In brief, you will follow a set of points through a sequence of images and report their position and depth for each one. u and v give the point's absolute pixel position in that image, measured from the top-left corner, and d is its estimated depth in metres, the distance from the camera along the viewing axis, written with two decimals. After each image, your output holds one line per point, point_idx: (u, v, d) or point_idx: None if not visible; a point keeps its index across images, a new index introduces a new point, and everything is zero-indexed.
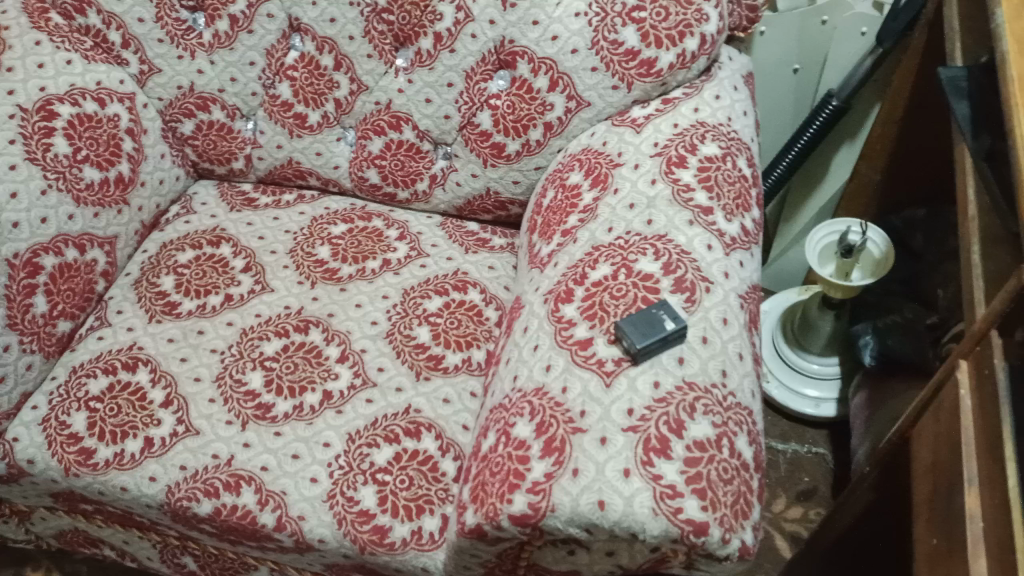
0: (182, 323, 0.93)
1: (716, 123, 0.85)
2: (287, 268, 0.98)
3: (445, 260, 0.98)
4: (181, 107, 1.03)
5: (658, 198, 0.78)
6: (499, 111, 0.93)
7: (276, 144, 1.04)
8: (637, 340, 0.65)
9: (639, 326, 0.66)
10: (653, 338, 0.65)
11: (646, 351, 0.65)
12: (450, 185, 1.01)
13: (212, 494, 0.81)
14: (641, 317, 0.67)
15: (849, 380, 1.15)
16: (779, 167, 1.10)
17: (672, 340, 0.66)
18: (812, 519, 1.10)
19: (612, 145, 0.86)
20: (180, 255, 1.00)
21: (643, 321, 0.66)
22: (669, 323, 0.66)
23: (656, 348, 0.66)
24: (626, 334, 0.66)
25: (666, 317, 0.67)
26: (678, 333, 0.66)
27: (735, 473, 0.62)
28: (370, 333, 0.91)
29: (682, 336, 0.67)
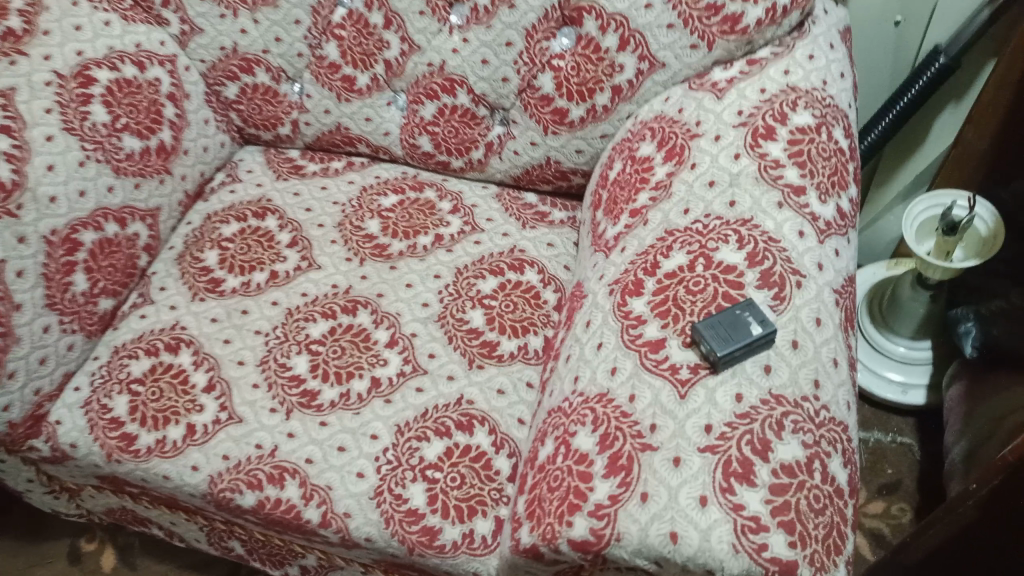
0: (225, 301, 0.88)
1: (810, 87, 0.74)
2: (335, 243, 0.92)
3: (501, 236, 0.92)
4: (224, 69, 0.97)
5: (742, 175, 0.69)
6: (563, 73, 0.84)
7: (324, 108, 0.97)
8: (718, 346, 0.57)
9: (720, 329, 0.58)
10: (736, 345, 0.57)
11: (728, 359, 0.57)
12: (507, 154, 0.93)
13: (256, 486, 0.77)
14: (723, 319, 0.59)
15: (942, 367, 1.04)
16: (872, 133, 0.98)
17: (758, 347, 0.58)
18: (894, 516, 1.00)
19: (689, 112, 0.76)
20: (223, 228, 0.95)
21: (725, 324, 0.58)
22: (755, 328, 0.58)
23: (739, 356, 0.58)
24: (705, 339, 0.58)
25: (752, 320, 0.59)
26: (766, 338, 0.58)
27: (828, 501, 0.54)
28: (421, 316, 0.85)
29: (769, 342, 0.59)
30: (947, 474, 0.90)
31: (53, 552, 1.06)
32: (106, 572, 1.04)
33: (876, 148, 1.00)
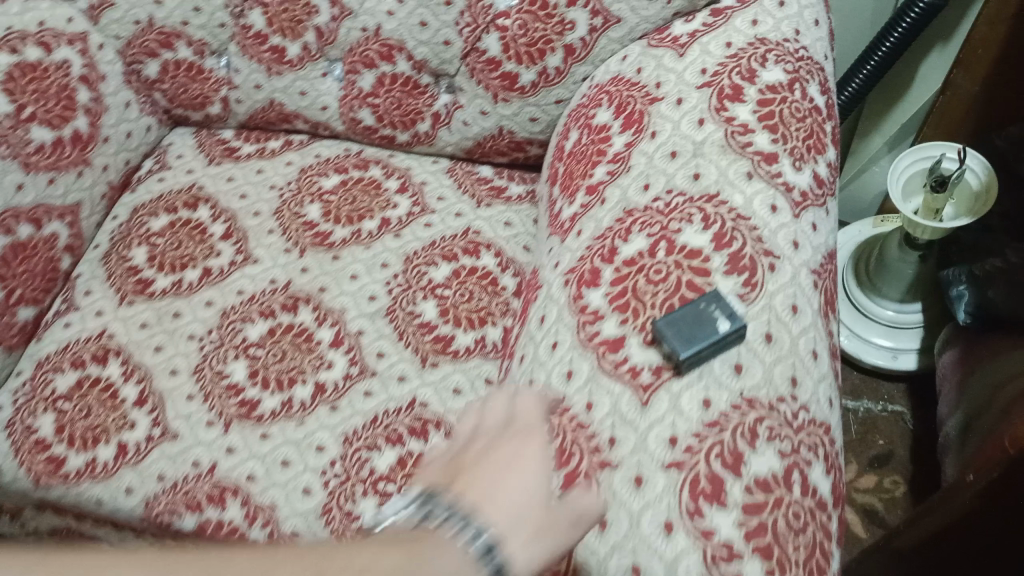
0: (155, 304, 0.81)
1: (780, 38, 0.67)
2: (273, 233, 0.85)
3: (454, 217, 0.84)
4: (142, 45, 0.88)
5: (707, 144, 0.62)
6: (510, 33, 0.74)
7: (254, 83, 0.88)
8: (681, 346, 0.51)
9: (684, 326, 0.52)
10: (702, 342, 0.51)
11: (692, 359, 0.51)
12: (456, 125, 0.85)
13: (194, 508, 0.70)
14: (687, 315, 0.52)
15: (936, 329, 0.98)
16: (852, 84, 0.91)
17: (727, 345, 0.52)
18: (887, 489, 0.95)
19: (648, 73, 0.68)
20: (152, 221, 0.87)
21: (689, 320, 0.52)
22: (723, 323, 0.52)
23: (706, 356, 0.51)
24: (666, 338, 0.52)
25: (720, 316, 0.52)
26: (735, 334, 0.52)
27: (809, 517, 0.48)
28: (368, 311, 0.78)
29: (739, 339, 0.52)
30: (943, 447, 0.85)
31: None
32: None
33: (857, 100, 0.92)
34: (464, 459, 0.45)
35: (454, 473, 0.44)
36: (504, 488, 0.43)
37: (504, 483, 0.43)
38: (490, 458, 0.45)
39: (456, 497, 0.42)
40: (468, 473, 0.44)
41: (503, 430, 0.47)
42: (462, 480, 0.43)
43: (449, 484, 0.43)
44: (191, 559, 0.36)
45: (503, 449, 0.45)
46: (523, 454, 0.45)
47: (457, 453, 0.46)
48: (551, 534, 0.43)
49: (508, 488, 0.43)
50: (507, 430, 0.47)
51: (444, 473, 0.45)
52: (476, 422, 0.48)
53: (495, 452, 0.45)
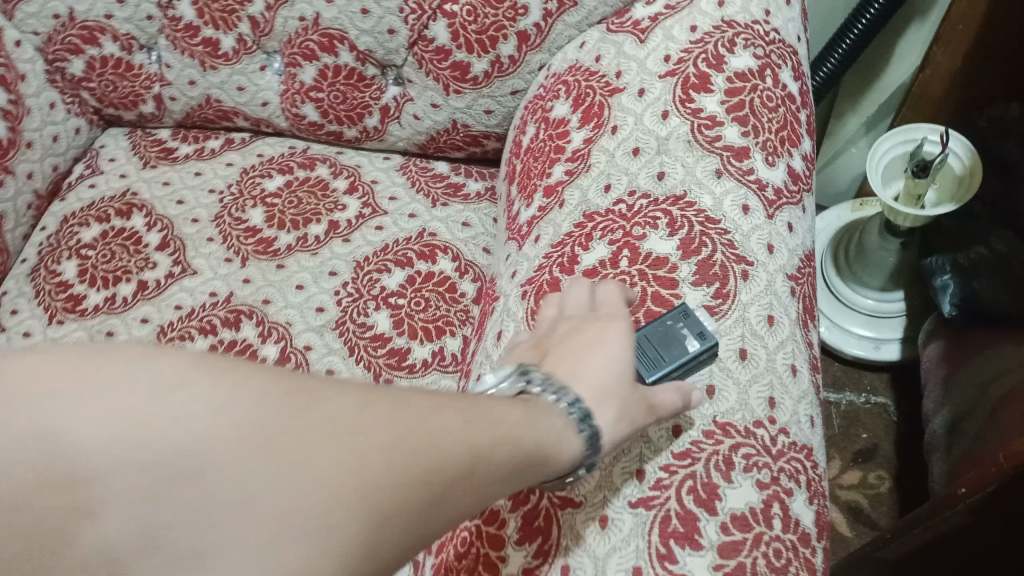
0: (87, 323, 0.75)
1: (749, 20, 0.61)
2: (213, 241, 0.79)
3: (407, 218, 0.79)
4: (63, 42, 0.80)
5: (673, 139, 0.57)
6: (458, 20, 0.69)
7: (188, 79, 0.82)
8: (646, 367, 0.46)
9: (651, 346, 0.47)
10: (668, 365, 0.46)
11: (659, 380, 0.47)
12: (407, 119, 0.79)
13: None
14: (655, 332, 0.47)
15: (917, 318, 0.95)
16: (826, 64, 0.86)
17: (697, 364, 0.47)
18: (871, 486, 0.92)
19: (608, 61, 0.63)
20: (83, 232, 0.81)
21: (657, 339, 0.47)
22: (693, 343, 0.47)
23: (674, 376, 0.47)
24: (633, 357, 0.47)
25: (689, 334, 0.47)
26: (706, 354, 0.47)
27: (793, 554, 0.44)
28: (316, 324, 0.73)
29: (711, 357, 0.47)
30: (928, 445, 0.82)
31: None
32: None
33: (832, 80, 0.87)
34: (550, 341, 0.46)
35: (541, 351, 0.46)
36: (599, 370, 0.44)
37: (596, 367, 0.44)
38: (584, 337, 0.45)
39: (550, 371, 0.43)
40: (564, 353, 0.45)
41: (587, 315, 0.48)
42: (557, 358, 0.44)
43: (541, 361, 0.45)
44: (318, 408, 0.34)
45: (593, 335, 0.46)
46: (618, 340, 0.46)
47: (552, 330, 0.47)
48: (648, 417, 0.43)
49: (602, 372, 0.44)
50: (598, 316, 0.47)
51: (534, 353, 0.47)
52: (559, 310, 0.49)
53: (586, 338, 0.45)
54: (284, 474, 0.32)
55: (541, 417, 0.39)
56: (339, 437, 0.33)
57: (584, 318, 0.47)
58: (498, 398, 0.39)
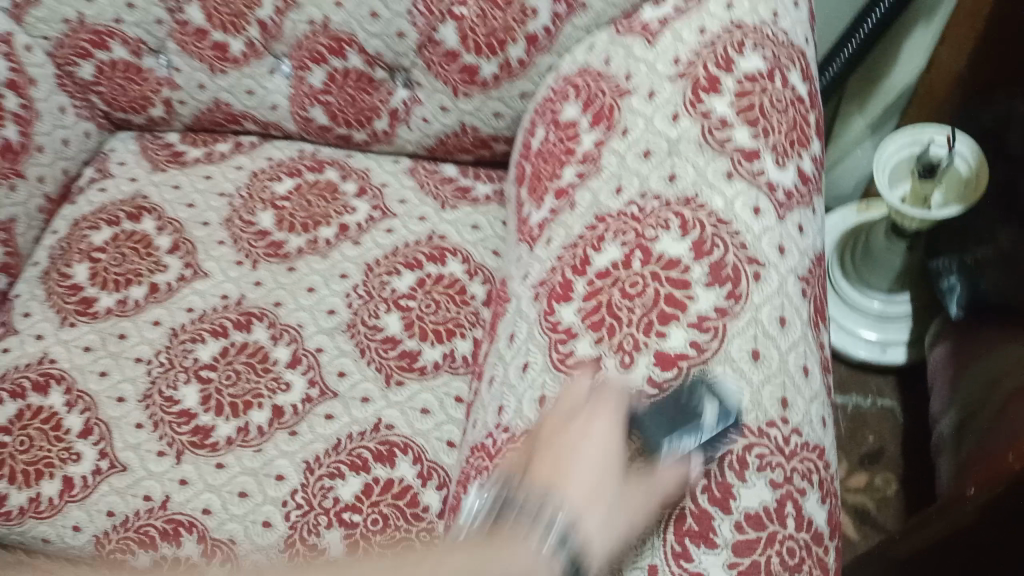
0: (98, 326, 0.75)
1: (758, 22, 0.62)
2: (222, 244, 0.79)
3: (417, 221, 0.79)
4: (73, 46, 0.81)
5: (683, 141, 0.57)
6: (467, 23, 0.69)
7: (197, 83, 0.83)
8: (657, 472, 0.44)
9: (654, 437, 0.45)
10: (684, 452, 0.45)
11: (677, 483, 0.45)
12: (416, 122, 0.80)
13: (147, 545, 0.65)
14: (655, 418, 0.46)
15: (922, 321, 0.95)
16: (833, 64, 0.86)
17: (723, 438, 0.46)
18: (879, 488, 0.92)
19: (617, 63, 0.63)
20: (94, 235, 0.81)
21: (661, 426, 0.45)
22: (708, 411, 0.46)
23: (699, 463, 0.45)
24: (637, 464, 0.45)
25: (709, 404, 0.46)
26: (722, 426, 0.46)
27: (805, 553, 0.44)
28: (327, 326, 0.73)
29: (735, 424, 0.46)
30: (935, 448, 0.82)
31: None
32: None
33: (838, 81, 0.87)
34: (539, 438, 0.46)
35: (529, 451, 0.46)
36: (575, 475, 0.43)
37: (573, 473, 0.43)
38: (571, 430, 0.45)
39: (531, 482, 0.43)
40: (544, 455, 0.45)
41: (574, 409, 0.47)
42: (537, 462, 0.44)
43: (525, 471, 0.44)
44: None
45: (576, 429, 0.45)
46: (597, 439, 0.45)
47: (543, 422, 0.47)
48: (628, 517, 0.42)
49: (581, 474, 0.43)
50: (578, 410, 0.46)
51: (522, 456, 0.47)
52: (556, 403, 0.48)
53: (567, 432, 0.45)
54: None
55: (508, 550, 0.40)
56: None
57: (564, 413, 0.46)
58: None
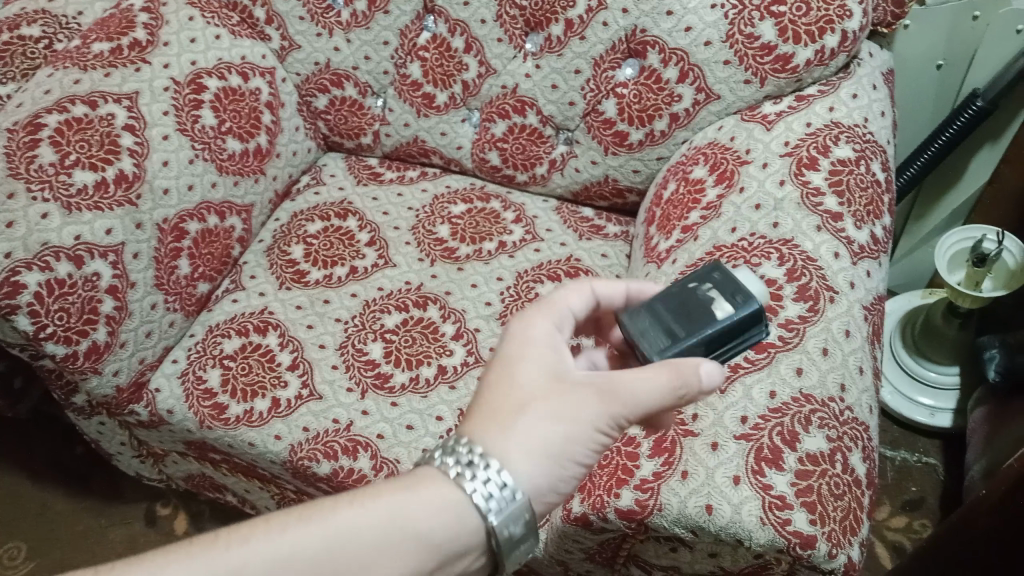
0: (309, 291, 0.99)
1: (851, 123, 0.82)
2: (409, 244, 1.02)
3: (559, 245, 1.01)
4: (317, 82, 1.07)
5: (786, 201, 0.77)
6: (626, 100, 0.91)
7: (404, 122, 1.06)
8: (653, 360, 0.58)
9: (676, 321, 0.58)
10: (702, 351, 0.58)
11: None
12: (569, 171, 1.01)
13: (331, 456, 0.86)
14: (678, 299, 0.60)
15: (969, 394, 1.14)
16: (914, 164, 1.07)
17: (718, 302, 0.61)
18: (917, 531, 1.11)
19: (740, 141, 0.84)
20: (309, 225, 1.06)
21: (678, 309, 0.59)
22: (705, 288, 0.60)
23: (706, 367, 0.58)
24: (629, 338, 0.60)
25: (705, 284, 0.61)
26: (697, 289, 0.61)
27: (846, 489, 0.62)
28: (484, 313, 0.95)
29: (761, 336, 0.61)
30: (967, 488, 0.99)
31: (132, 514, 1.23)
32: (179, 535, 1.21)
33: (914, 182, 1.08)
34: (515, 398, 0.53)
35: (506, 404, 0.53)
36: (552, 394, 0.54)
37: (550, 386, 0.54)
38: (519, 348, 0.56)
39: (530, 407, 0.53)
40: (498, 369, 0.55)
41: (531, 382, 0.54)
42: (491, 380, 0.55)
43: (526, 405, 0.53)
44: (274, 521, 0.49)
45: (525, 350, 0.56)
46: (560, 365, 0.55)
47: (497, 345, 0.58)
48: (614, 406, 0.54)
49: (557, 387, 0.54)
50: (521, 325, 0.57)
51: (497, 409, 0.53)
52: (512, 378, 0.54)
53: (518, 342, 0.56)
54: (290, 547, 0.48)
55: (562, 415, 0.53)
56: (287, 539, 0.48)
57: (510, 331, 0.57)
58: (375, 491, 0.51)
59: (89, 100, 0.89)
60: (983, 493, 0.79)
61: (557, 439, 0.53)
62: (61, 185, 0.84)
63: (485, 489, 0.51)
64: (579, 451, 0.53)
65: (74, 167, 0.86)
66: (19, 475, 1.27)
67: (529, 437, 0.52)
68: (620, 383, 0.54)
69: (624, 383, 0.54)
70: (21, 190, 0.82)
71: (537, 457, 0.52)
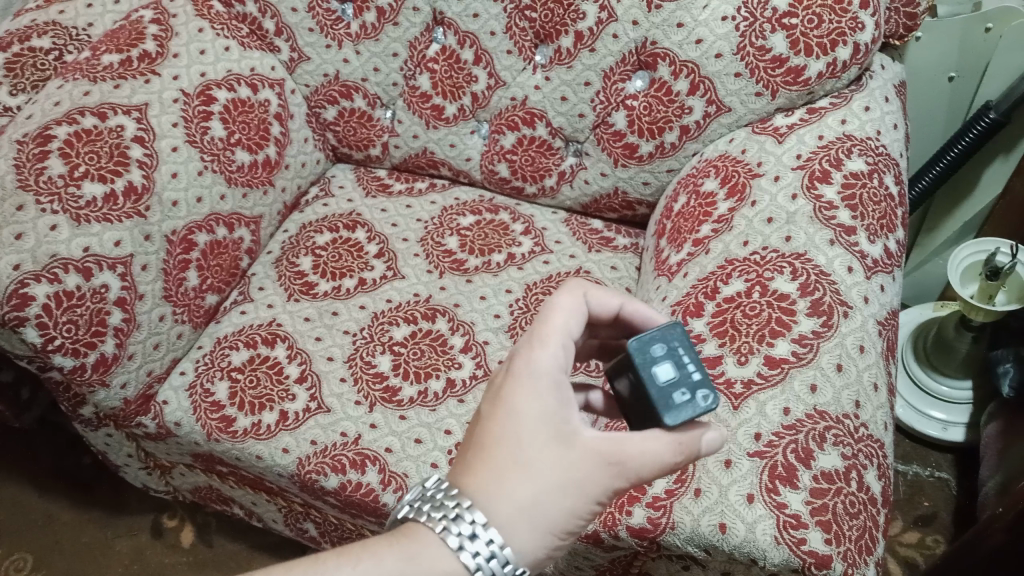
0: (318, 303, 0.99)
1: (864, 136, 0.82)
2: (417, 256, 1.02)
3: (569, 257, 1.00)
4: (326, 93, 1.07)
5: (799, 214, 0.76)
6: (636, 112, 0.91)
7: (413, 133, 1.06)
8: (698, 398, 0.55)
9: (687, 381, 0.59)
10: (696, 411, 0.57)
11: (681, 408, 0.55)
12: (578, 183, 1.00)
13: (339, 470, 0.86)
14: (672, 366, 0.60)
15: (982, 407, 1.13)
16: (926, 177, 1.06)
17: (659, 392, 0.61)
18: (928, 546, 1.10)
19: (751, 153, 0.84)
20: (317, 237, 1.06)
21: None
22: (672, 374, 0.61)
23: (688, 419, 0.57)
24: (674, 359, 0.57)
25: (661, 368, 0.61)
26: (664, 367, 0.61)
27: (862, 507, 0.61)
28: (493, 326, 0.95)
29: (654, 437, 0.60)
30: (980, 504, 0.98)
31: (139, 525, 1.23)
32: (186, 546, 1.20)
33: (926, 194, 1.07)
34: (520, 462, 0.52)
35: (511, 466, 0.52)
36: (557, 460, 0.52)
37: (555, 450, 0.52)
38: (525, 401, 0.53)
39: (536, 473, 0.52)
40: (501, 422, 0.53)
41: (537, 444, 0.52)
42: (494, 435, 0.53)
43: (534, 473, 0.52)
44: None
45: (531, 405, 0.53)
46: (568, 423, 0.53)
47: (500, 388, 0.55)
48: (618, 477, 0.53)
49: (563, 452, 0.53)
50: (527, 372, 0.54)
51: (503, 472, 0.52)
52: (518, 437, 0.53)
53: (524, 394, 0.53)
54: None
55: (570, 485, 0.52)
56: None
57: (514, 376, 0.54)
58: (381, 552, 0.51)
59: (99, 111, 0.89)
60: (999, 510, 0.78)
61: (561, 506, 0.52)
62: (70, 197, 0.84)
63: (486, 565, 0.51)
64: (581, 515, 0.54)
65: (83, 179, 0.85)
66: (26, 485, 1.27)
67: (532, 507, 0.52)
68: (627, 453, 0.53)
69: (630, 452, 0.53)
70: (31, 202, 0.82)
71: (541, 528, 0.52)
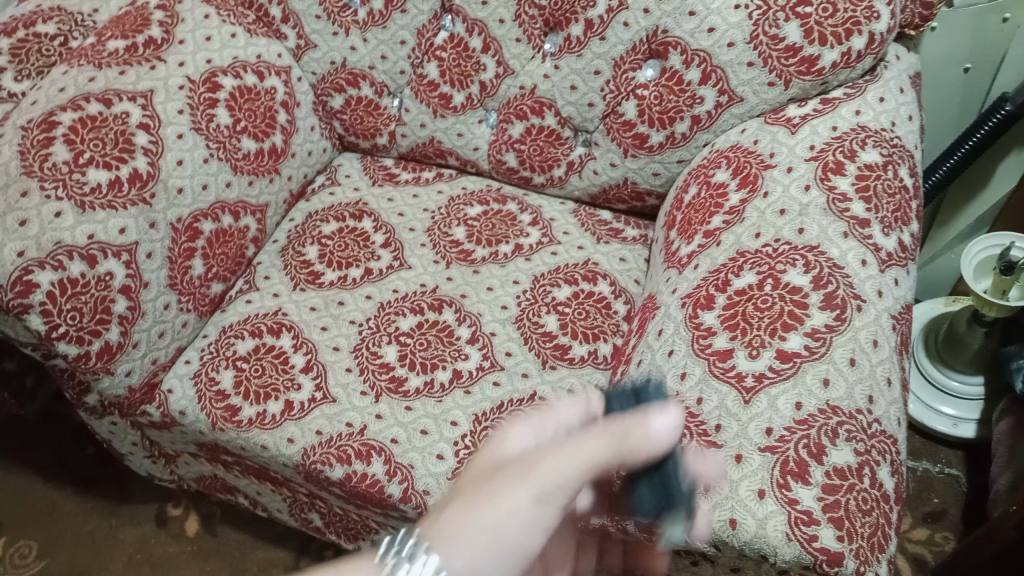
0: (324, 292, 0.98)
1: (878, 127, 0.81)
2: (425, 246, 1.01)
3: (577, 249, 0.99)
4: (333, 81, 1.06)
5: (812, 206, 0.75)
6: (646, 101, 0.90)
7: (420, 122, 1.05)
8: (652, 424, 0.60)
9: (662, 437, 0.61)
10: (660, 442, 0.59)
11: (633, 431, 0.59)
12: (587, 173, 0.99)
13: (345, 461, 0.85)
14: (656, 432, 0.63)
15: (992, 403, 1.12)
16: (938, 171, 1.05)
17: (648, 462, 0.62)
18: (938, 543, 1.09)
19: (764, 144, 0.83)
20: (323, 226, 1.05)
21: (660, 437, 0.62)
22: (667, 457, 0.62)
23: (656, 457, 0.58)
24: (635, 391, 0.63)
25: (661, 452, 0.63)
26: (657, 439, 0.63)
27: (874, 504, 0.60)
28: (500, 317, 0.94)
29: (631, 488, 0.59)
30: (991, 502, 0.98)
31: (143, 514, 1.22)
32: (190, 536, 1.20)
33: (940, 187, 1.06)
34: (459, 486, 0.54)
35: (452, 491, 0.54)
36: (487, 474, 0.53)
37: (493, 474, 0.53)
38: (488, 447, 0.58)
39: (466, 487, 0.53)
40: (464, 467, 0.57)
41: (479, 470, 0.55)
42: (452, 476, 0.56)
43: (466, 487, 0.53)
44: None
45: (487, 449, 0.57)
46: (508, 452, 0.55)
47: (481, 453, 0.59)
48: (534, 469, 0.51)
49: (495, 469, 0.54)
50: (497, 431, 0.59)
51: (445, 495, 0.54)
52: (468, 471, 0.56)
53: (487, 444, 0.58)
54: None
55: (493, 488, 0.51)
56: None
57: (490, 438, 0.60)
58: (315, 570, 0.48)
59: (104, 97, 0.89)
60: (1012, 508, 0.77)
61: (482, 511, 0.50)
62: (75, 183, 0.83)
63: None
64: (512, 529, 0.50)
65: (88, 165, 0.85)
66: (29, 474, 1.27)
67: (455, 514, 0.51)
68: (548, 450, 0.52)
69: (549, 449, 0.52)
70: (35, 189, 0.82)
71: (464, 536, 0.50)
